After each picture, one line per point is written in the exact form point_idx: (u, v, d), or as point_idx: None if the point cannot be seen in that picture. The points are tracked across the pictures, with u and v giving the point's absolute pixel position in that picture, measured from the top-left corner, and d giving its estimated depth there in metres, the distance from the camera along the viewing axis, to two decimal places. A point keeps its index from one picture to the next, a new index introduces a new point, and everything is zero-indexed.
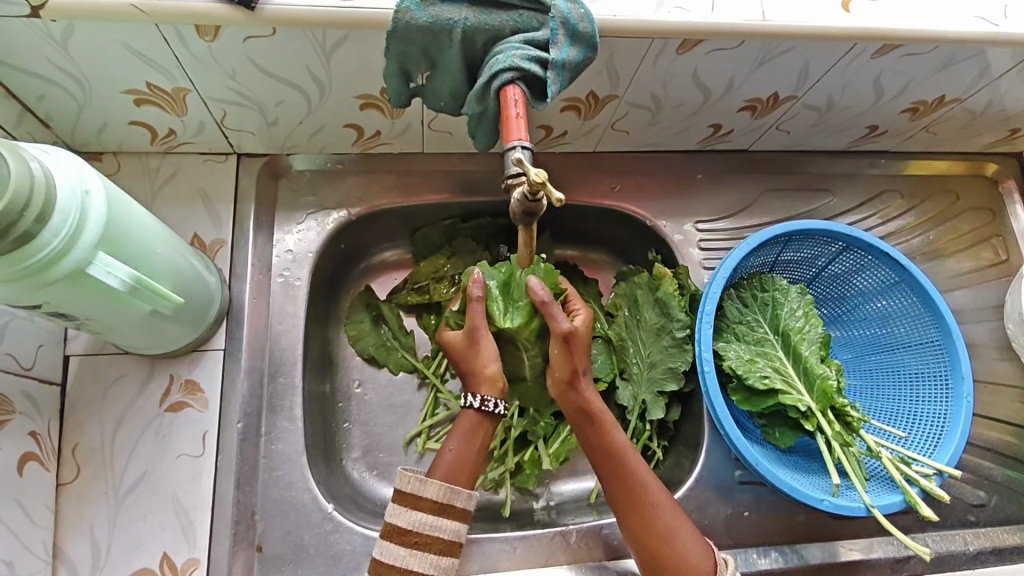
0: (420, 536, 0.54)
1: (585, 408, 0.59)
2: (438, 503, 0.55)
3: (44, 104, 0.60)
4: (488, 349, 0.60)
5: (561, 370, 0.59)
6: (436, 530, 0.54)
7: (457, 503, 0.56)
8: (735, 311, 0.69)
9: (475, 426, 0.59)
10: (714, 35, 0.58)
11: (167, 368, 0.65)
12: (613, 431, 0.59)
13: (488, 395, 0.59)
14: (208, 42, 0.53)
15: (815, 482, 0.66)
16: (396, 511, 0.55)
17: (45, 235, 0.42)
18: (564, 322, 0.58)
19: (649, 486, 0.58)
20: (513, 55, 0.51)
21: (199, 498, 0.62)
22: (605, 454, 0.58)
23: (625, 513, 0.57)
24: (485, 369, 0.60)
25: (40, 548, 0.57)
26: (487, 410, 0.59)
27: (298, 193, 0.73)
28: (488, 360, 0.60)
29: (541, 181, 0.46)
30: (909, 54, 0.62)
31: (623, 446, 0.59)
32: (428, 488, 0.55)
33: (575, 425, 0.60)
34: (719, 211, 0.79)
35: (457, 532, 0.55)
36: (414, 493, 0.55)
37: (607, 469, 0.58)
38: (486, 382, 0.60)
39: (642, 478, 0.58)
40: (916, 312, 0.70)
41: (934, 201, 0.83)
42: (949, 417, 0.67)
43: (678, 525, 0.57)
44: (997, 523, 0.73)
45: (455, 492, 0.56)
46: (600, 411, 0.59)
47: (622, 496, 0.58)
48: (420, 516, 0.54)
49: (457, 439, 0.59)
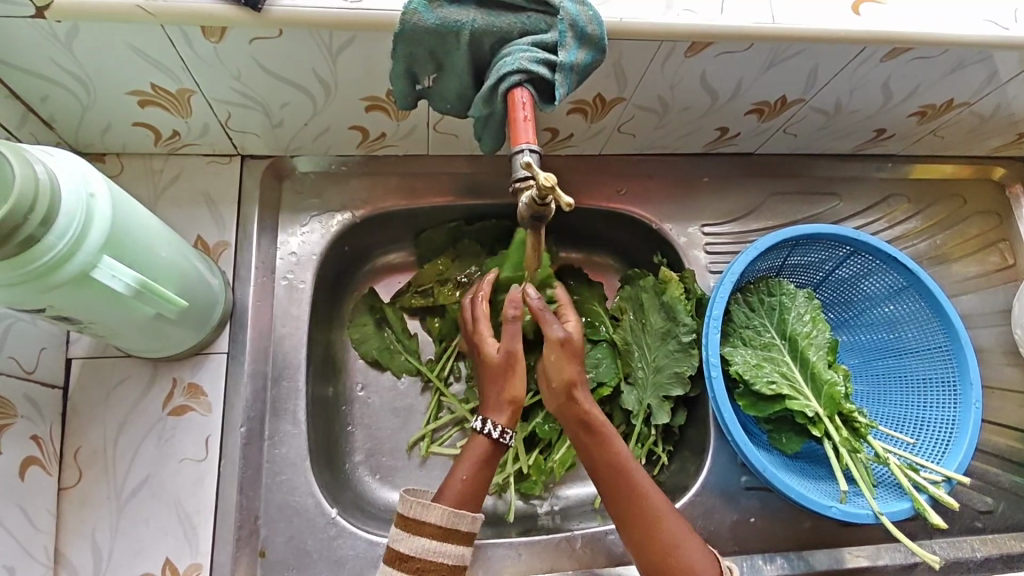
0: (423, 562, 0.53)
1: (586, 420, 0.59)
2: (443, 529, 0.54)
3: (48, 104, 0.59)
4: (515, 376, 0.59)
5: (558, 379, 0.58)
6: (440, 556, 0.54)
7: (461, 527, 0.55)
8: (741, 316, 0.69)
9: (486, 455, 0.58)
10: (723, 37, 0.58)
11: (170, 372, 0.64)
12: (614, 443, 0.58)
13: (503, 424, 0.59)
14: (213, 43, 0.53)
15: (823, 488, 0.66)
16: (398, 537, 0.54)
17: (49, 239, 0.42)
18: (557, 328, 0.59)
19: (651, 498, 0.57)
20: (521, 57, 0.50)
21: (202, 503, 0.61)
22: (607, 467, 0.58)
23: (628, 526, 0.57)
24: (511, 393, 0.59)
25: (42, 553, 0.57)
26: (503, 441, 0.59)
27: (302, 195, 0.72)
28: (515, 388, 0.60)
29: (549, 185, 0.45)
30: (918, 57, 0.62)
31: (625, 458, 0.58)
32: (432, 514, 0.54)
33: (576, 438, 0.59)
34: (725, 214, 0.79)
35: (460, 556, 0.55)
36: (417, 518, 0.54)
37: (609, 483, 0.58)
38: (507, 407, 0.59)
39: (645, 490, 0.57)
40: (924, 317, 0.70)
41: (940, 205, 0.83)
42: (958, 423, 0.67)
43: (682, 537, 0.56)
44: (1004, 530, 0.72)
45: (459, 517, 0.55)
46: (602, 424, 0.59)
47: (625, 509, 0.57)
48: (424, 542, 0.54)
49: (467, 467, 0.58)
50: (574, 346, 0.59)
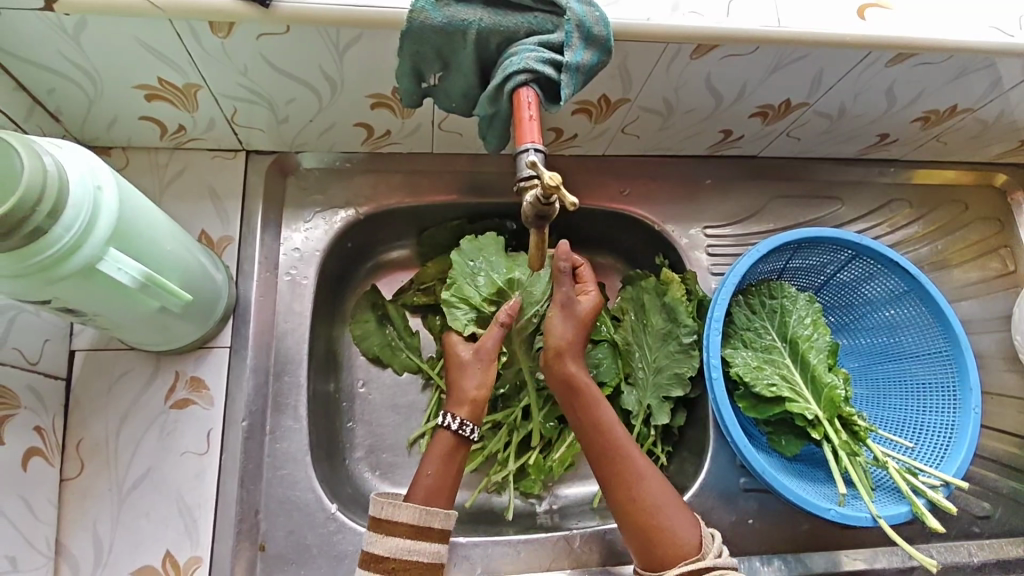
0: (398, 562, 0.54)
1: (569, 383, 0.59)
2: (415, 528, 0.55)
3: (55, 96, 0.59)
4: (484, 377, 0.61)
5: (551, 339, 0.60)
6: (414, 554, 0.54)
7: (435, 525, 0.55)
8: (742, 318, 0.69)
9: (453, 449, 0.59)
10: (729, 40, 0.58)
11: (173, 365, 0.64)
12: (599, 407, 0.59)
13: (465, 419, 0.59)
14: (221, 38, 0.53)
15: (822, 492, 0.66)
16: (372, 539, 0.55)
17: (56, 231, 0.42)
18: (565, 290, 0.59)
19: (636, 463, 0.57)
20: (527, 57, 0.50)
21: (202, 496, 0.61)
22: (591, 430, 0.58)
23: (612, 487, 0.57)
24: (472, 389, 0.60)
25: (43, 543, 0.57)
26: (462, 435, 0.59)
27: (306, 191, 0.72)
28: (480, 384, 0.61)
29: (554, 185, 0.45)
30: (923, 63, 0.62)
31: (610, 422, 0.59)
32: (403, 513, 0.55)
33: (562, 400, 0.60)
34: (726, 217, 0.79)
35: (436, 553, 0.55)
36: (388, 519, 0.55)
37: (594, 445, 0.58)
38: (469, 403, 0.60)
39: (629, 451, 0.58)
40: (924, 322, 0.70)
41: (941, 211, 0.83)
42: (957, 428, 0.67)
43: (664, 500, 0.56)
44: (1002, 535, 0.72)
45: (431, 514, 0.55)
46: (587, 388, 0.59)
47: (607, 469, 0.57)
48: (397, 542, 0.54)
49: (435, 462, 0.58)
50: (577, 311, 0.60)
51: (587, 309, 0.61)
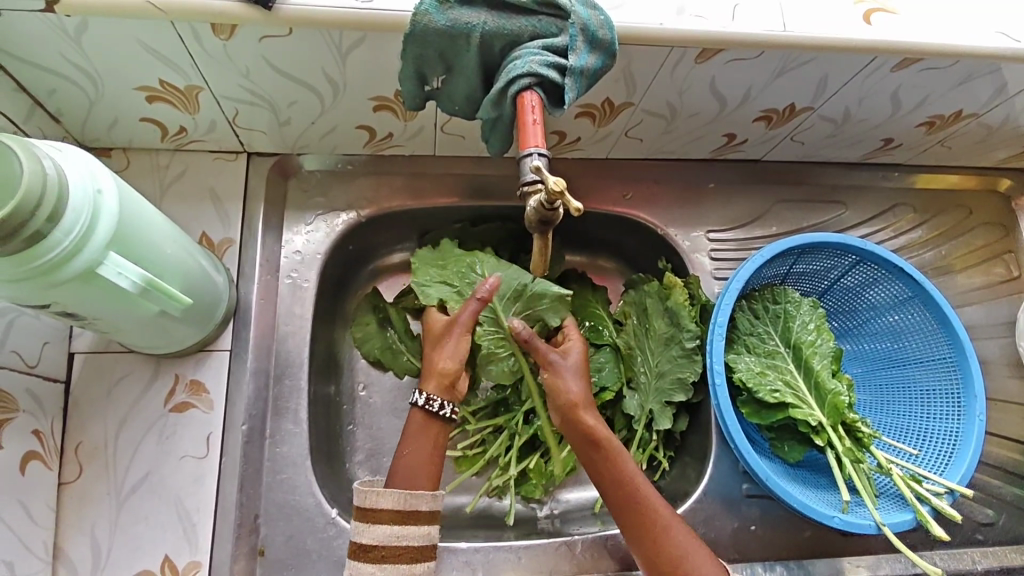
0: (386, 550, 0.53)
1: (590, 437, 0.58)
2: (401, 514, 0.54)
3: (55, 97, 0.59)
4: (455, 348, 0.61)
5: (560, 398, 0.60)
6: (403, 540, 0.54)
7: (422, 508, 0.55)
8: (746, 323, 0.69)
9: (424, 425, 0.59)
10: (733, 45, 0.57)
11: (173, 368, 0.64)
12: (620, 458, 0.58)
13: (433, 393, 0.59)
14: (223, 41, 0.53)
15: (824, 498, 0.65)
16: (359, 529, 0.54)
17: (56, 235, 0.42)
18: (546, 354, 0.62)
19: (657, 508, 0.56)
20: (531, 61, 0.50)
21: (202, 500, 0.61)
22: (615, 484, 0.57)
23: (635, 535, 0.56)
24: (438, 361, 0.61)
25: (41, 548, 0.57)
26: (431, 409, 0.59)
27: (308, 193, 0.72)
28: (446, 356, 0.61)
29: (559, 190, 0.45)
30: (929, 68, 0.61)
31: (633, 474, 0.57)
32: (387, 500, 0.54)
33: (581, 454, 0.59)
34: (729, 220, 0.79)
35: (425, 536, 0.55)
36: (372, 508, 0.54)
37: (617, 496, 0.57)
38: (435, 376, 0.60)
39: (653, 502, 0.56)
40: (929, 328, 0.70)
41: (945, 216, 0.82)
42: (961, 436, 0.66)
43: (688, 544, 0.55)
44: (1006, 542, 0.72)
45: (416, 499, 0.55)
46: (607, 440, 0.58)
47: (629, 518, 0.56)
48: (384, 529, 0.53)
49: (409, 442, 0.58)
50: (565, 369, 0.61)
51: (580, 362, 0.62)
